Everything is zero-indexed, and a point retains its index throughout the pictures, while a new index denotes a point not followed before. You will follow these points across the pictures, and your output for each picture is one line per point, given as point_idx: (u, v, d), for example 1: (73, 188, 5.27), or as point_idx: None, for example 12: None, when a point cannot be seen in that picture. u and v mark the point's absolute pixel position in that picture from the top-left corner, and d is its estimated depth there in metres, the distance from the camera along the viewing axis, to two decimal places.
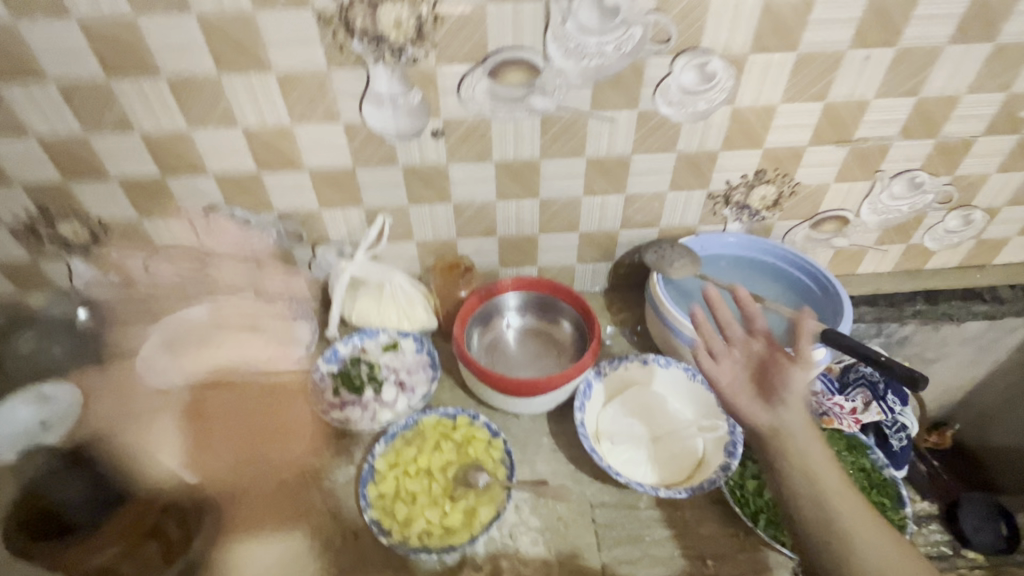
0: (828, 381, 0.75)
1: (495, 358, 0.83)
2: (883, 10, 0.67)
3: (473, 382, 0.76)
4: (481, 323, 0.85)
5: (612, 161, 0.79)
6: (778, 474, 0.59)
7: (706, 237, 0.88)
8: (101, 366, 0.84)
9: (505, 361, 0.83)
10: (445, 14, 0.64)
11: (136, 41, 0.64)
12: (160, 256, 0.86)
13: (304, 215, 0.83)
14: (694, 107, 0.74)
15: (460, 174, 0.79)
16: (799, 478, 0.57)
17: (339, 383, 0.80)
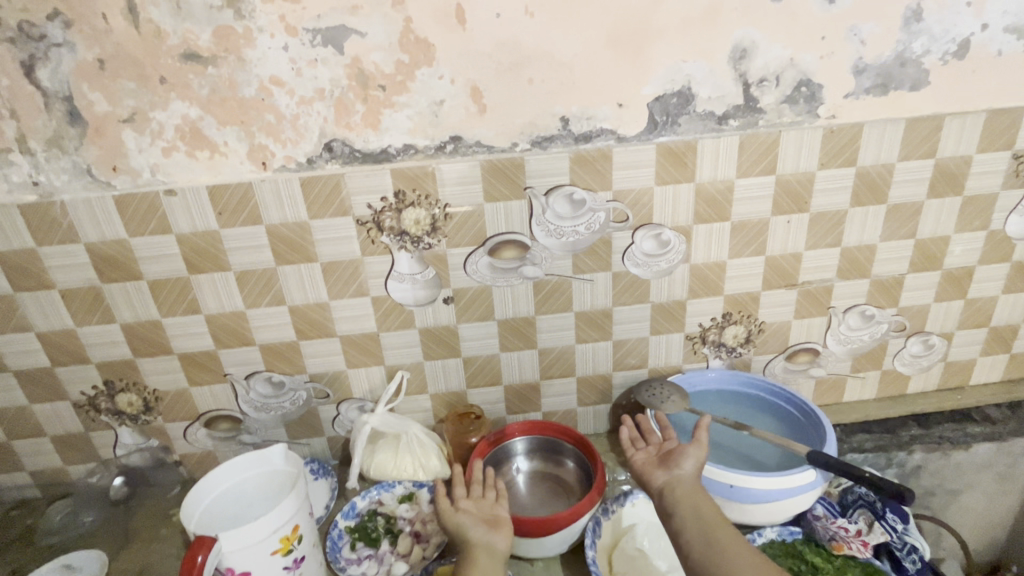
0: (828, 504, 0.77)
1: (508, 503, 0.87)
2: (789, 188, 0.87)
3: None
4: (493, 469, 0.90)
5: (597, 313, 0.93)
6: (672, 521, 0.68)
7: (692, 374, 0.97)
8: (128, 539, 0.90)
9: (518, 506, 0.87)
10: (453, 212, 0.84)
11: (217, 246, 0.83)
12: (201, 421, 0.95)
13: (332, 375, 0.94)
14: (657, 266, 0.90)
15: (468, 332, 0.92)
16: (690, 520, 0.66)
17: (356, 537, 0.84)
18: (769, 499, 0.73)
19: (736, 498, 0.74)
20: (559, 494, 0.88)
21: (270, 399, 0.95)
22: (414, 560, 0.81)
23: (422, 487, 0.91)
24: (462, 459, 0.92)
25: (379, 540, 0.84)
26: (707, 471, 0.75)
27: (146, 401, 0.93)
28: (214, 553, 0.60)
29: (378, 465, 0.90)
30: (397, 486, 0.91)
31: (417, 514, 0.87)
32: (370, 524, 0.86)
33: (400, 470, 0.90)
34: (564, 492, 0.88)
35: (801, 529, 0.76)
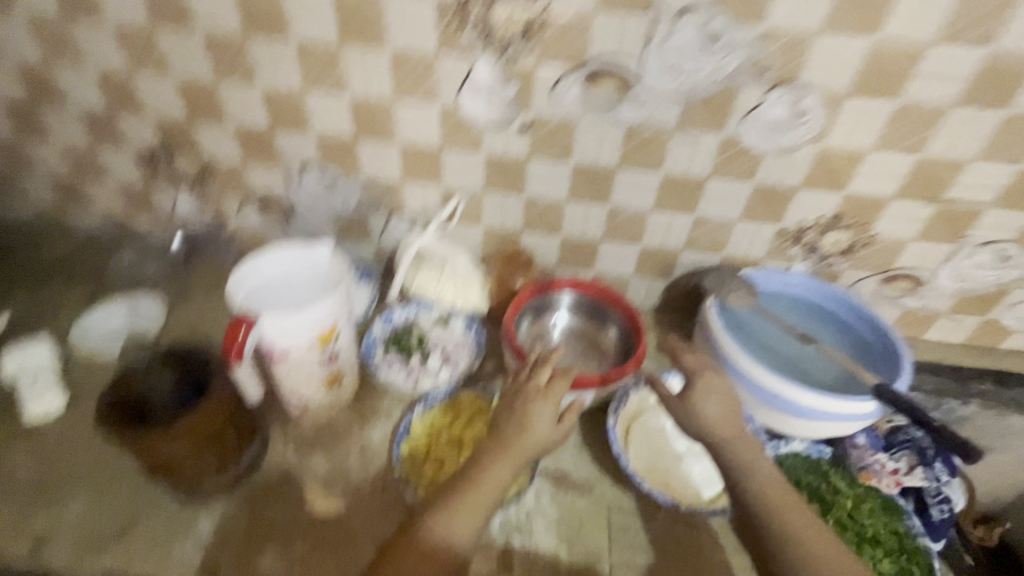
0: (873, 436, 0.72)
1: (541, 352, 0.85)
2: (997, 72, 0.65)
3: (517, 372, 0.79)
4: (531, 316, 0.88)
5: (688, 181, 0.81)
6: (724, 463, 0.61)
7: (770, 273, 0.86)
8: (185, 292, 0.95)
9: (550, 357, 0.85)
10: (556, 16, 0.67)
11: (279, 5, 0.71)
12: (254, 201, 0.94)
13: (387, 186, 0.88)
14: (780, 141, 0.74)
15: (538, 170, 0.82)
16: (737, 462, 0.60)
17: (389, 345, 0.85)
18: (810, 416, 0.70)
19: (779, 407, 0.71)
20: (591, 355, 0.86)
21: (322, 194, 0.91)
22: (442, 379, 0.81)
23: (459, 316, 0.90)
24: (504, 300, 0.90)
25: (411, 353, 0.84)
26: (758, 373, 0.71)
27: (202, 169, 0.91)
28: (255, 332, 0.61)
29: (419, 285, 0.88)
30: (433, 309, 0.90)
31: (450, 340, 0.87)
32: (404, 337, 0.87)
33: (440, 293, 0.88)
34: (597, 355, 0.86)
35: (832, 451, 0.72)
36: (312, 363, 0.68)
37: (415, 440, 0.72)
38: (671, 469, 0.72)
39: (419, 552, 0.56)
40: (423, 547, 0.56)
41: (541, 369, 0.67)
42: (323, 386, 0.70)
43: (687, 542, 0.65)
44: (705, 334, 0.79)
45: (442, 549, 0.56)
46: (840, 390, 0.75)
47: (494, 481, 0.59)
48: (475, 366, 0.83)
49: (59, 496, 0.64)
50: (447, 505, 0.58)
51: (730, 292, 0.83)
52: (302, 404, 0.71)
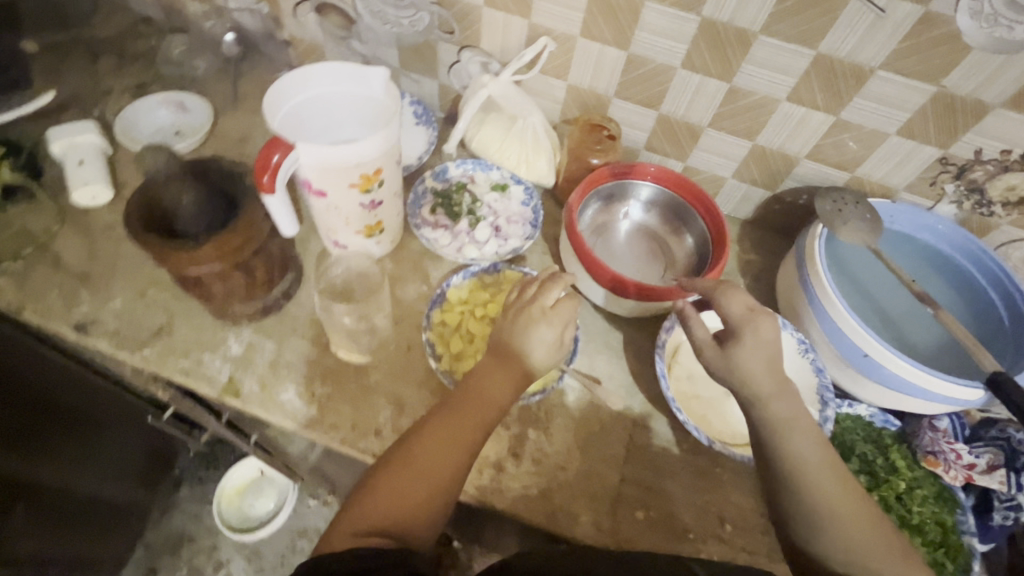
0: (958, 423, 0.62)
1: (601, 245, 0.75)
2: None
3: (570, 261, 0.70)
4: (599, 202, 0.76)
5: (847, 70, 0.61)
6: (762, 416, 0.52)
7: (904, 209, 0.70)
8: (234, 99, 0.87)
9: (609, 252, 0.75)
10: None
11: None
12: (313, 2, 0.80)
13: (463, 8, 0.73)
14: (1006, 32, 0.53)
15: (653, 19, 0.64)
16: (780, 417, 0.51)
17: (438, 202, 0.77)
18: (893, 386, 0.60)
19: (860, 368, 0.61)
20: (657, 260, 0.75)
21: (387, 7, 0.76)
22: (488, 251, 0.74)
23: (519, 184, 0.80)
24: (572, 176, 0.78)
25: (459, 216, 0.76)
26: (851, 327, 0.60)
27: None
28: (292, 160, 0.54)
29: (482, 140, 0.79)
30: (494, 171, 0.80)
31: (504, 210, 0.78)
32: (455, 197, 0.78)
33: (502, 156, 0.79)
34: (663, 262, 0.75)
35: (900, 425, 0.64)
36: (350, 208, 0.61)
37: (448, 309, 0.67)
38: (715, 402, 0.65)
39: (407, 477, 0.50)
40: (411, 473, 0.50)
41: (550, 288, 0.58)
42: (363, 233, 0.65)
43: (708, 477, 0.61)
44: (800, 265, 0.67)
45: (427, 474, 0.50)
46: (941, 365, 0.63)
47: (483, 407, 0.53)
48: (526, 245, 0.75)
49: (105, 286, 0.66)
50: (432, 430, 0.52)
51: (846, 223, 0.68)
52: (340, 247, 0.67)
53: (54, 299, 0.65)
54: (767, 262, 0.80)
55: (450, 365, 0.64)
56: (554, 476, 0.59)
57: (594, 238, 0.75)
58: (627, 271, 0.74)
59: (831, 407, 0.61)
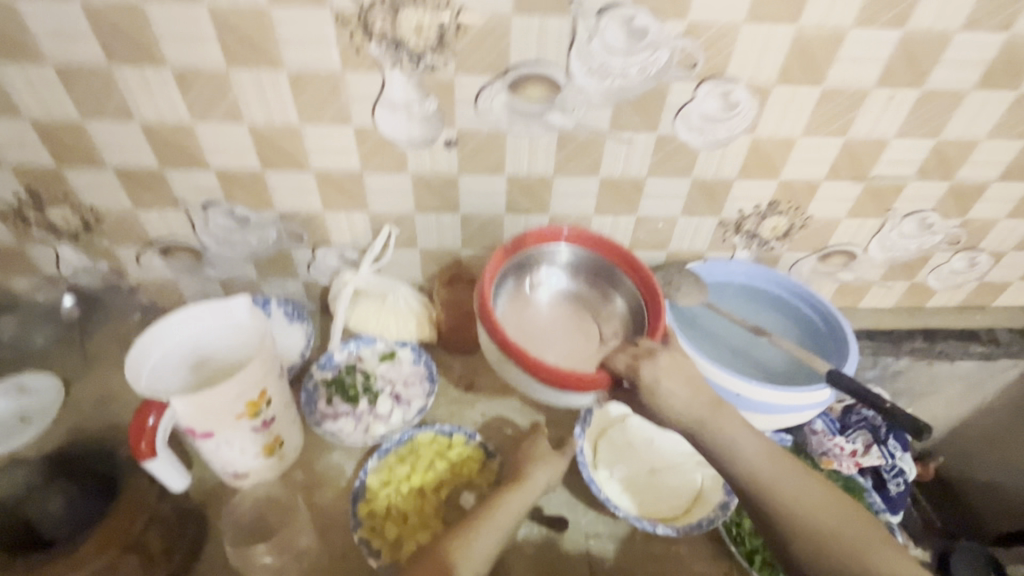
0: (828, 420, 0.73)
1: (527, 327, 0.76)
2: (911, 51, 0.66)
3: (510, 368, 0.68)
4: (504, 286, 0.76)
5: (627, 183, 0.78)
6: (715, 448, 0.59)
7: (713, 263, 0.87)
8: (86, 361, 0.83)
9: (538, 330, 0.76)
10: (468, 23, 0.62)
11: (141, 28, 0.61)
12: (155, 248, 0.83)
13: (306, 217, 0.80)
14: (714, 135, 0.73)
15: (470, 186, 0.77)
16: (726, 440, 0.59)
17: (332, 390, 0.78)
18: (771, 411, 0.70)
19: (739, 406, 0.71)
20: (583, 319, 0.78)
21: (233, 233, 0.81)
22: (395, 422, 0.75)
23: (405, 347, 0.84)
24: (452, 327, 0.84)
25: (357, 398, 0.77)
26: (717, 376, 0.70)
27: (85, 220, 0.79)
28: (170, 416, 0.54)
29: (358, 318, 0.82)
30: (377, 342, 0.84)
31: (398, 376, 0.81)
32: (348, 379, 0.79)
33: (382, 328, 0.82)
34: (592, 315, 0.78)
35: (792, 439, 0.73)
36: (242, 436, 0.60)
37: (373, 498, 0.66)
38: (651, 481, 0.70)
39: None
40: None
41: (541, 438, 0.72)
42: (261, 454, 0.63)
43: (663, 558, 0.65)
44: None
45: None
46: (791, 375, 0.78)
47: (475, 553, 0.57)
48: (429, 403, 0.77)
49: None
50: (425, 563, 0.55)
51: (683, 292, 0.82)
52: (240, 476, 0.63)
53: None
54: None
55: (392, 557, 0.62)
56: None
57: (517, 323, 0.76)
58: (564, 343, 0.75)
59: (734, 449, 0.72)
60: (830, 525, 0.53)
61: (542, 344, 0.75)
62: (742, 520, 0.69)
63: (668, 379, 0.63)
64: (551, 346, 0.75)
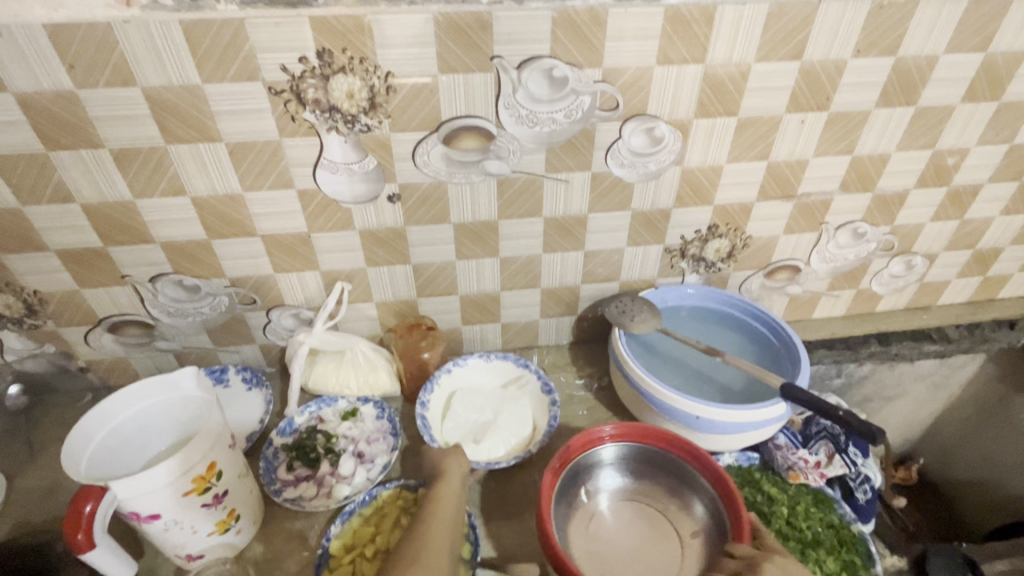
0: (790, 434, 0.73)
1: (594, 545, 0.67)
2: (813, 78, 0.71)
3: None
4: (561, 508, 0.68)
5: (570, 220, 0.81)
6: None
7: (666, 289, 0.89)
8: (33, 451, 0.80)
9: (608, 546, 0.68)
10: (398, 85, 0.65)
11: (77, 115, 0.62)
12: (103, 326, 0.81)
13: (257, 281, 0.80)
14: (645, 168, 0.76)
15: (419, 236, 0.79)
16: None
17: (293, 456, 0.75)
18: (733, 431, 0.71)
19: (700, 429, 0.71)
20: (654, 521, 0.70)
21: (184, 303, 0.81)
22: (359, 482, 0.73)
23: (367, 402, 0.83)
24: (416, 373, 0.84)
25: (318, 460, 0.75)
26: (675, 400, 0.71)
27: (28, 304, 0.77)
28: (107, 502, 0.51)
29: (317, 378, 0.82)
30: (339, 401, 0.82)
31: (362, 432, 0.79)
32: (308, 442, 0.77)
33: (343, 385, 0.82)
34: (663, 516, 0.70)
35: (759, 456, 0.74)
36: (193, 514, 0.58)
37: (338, 565, 0.64)
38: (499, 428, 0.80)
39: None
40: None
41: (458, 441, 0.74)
42: (215, 531, 0.61)
43: None
44: (621, 367, 0.79)
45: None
46: (749, 391, 0.79)
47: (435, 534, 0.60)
48: (394, 456, 0.76)
49: None
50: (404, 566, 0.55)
51: (636, 320, 0.83)
52: (194, 558, 0.62)
53: None
54: (604, 370, 0.93)
55: None
56: None
57: (582, 541, 0.68)
58: (638, 558, 0.67)
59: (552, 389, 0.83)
60: None
61: (614, 560, 0.66)
62: None
63: None
64: (626, 566, 0.66)
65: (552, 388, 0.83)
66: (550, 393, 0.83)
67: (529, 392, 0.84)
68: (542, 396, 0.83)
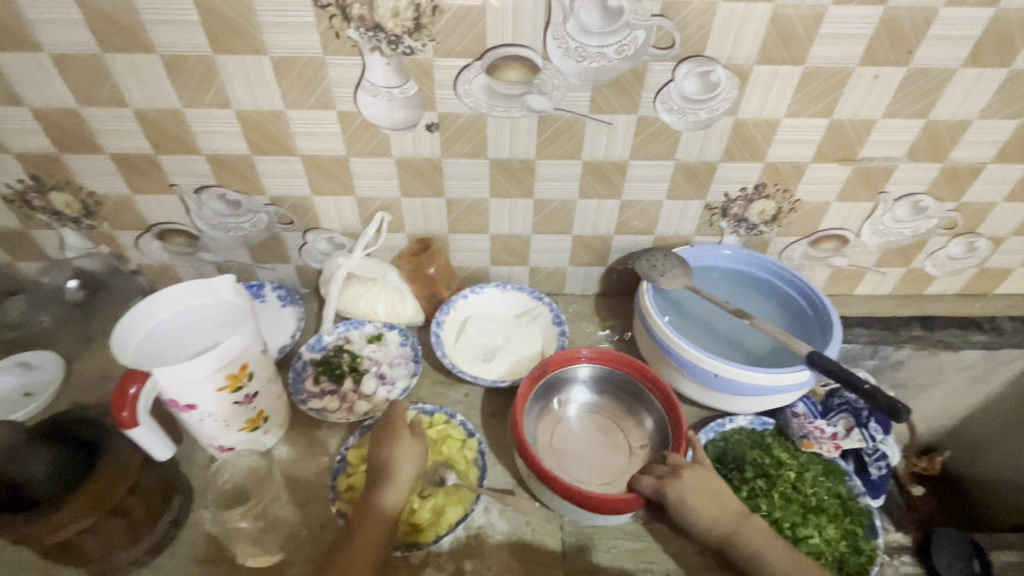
0: (810, 404, 0.73)
1: (555, 448, 0.70)
2: (896, 28, 0.65)
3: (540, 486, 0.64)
4: (532, 410, 0.71)
5: (610, 166, 0.78)
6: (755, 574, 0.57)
7: (701, 249, 0.86)
8: (89, 341, 0.87)
9: (566, 450, 0.70)
10: (445, 6, 0.62)
11: (130, 18, 0.63)
12: (152, 232, 0.86)
13: (295, 201, 0.82)
14: (696, 116, 0.72)
15: (454, 169, 0.78)
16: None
17: (320, 371, 0.79)
18: (749, 393, 0.70)
19: (717, 387, 0.71)
20: (613, 433, 0.71)
21: (226, 217, 0.84)
22: (379, 401, 0.77)
23: (393, 329, 0.85)
24: (428, 296, 0.86)
25: (343, 376, 0.79)
26: (695, 357, 0.70)
27: (86, 205, 0.82)
28: (150, 386, 0.55)
29: (347, 301, 0.84)
30: (366, 325, 0.86)
31: (385, 356, 0.82)
32: (335, 360, 0.81)
33: (371, 310, 0.84)
34: (618, 429, 0.71)
35: (774, 422, 0.73)
36: (224, 408, 0.62)
37: (353, 471, 0.68)
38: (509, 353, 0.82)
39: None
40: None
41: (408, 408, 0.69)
42: (244, 428, 0.66)
43: (641, 536, 0.65)
44: (644, 320, 0.78)
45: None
46: (774, 358, 0.78)
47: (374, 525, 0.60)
48: (414, 381, 0.79)
49: None
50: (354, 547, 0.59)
51: (666, 275, 0.81)
52: (226, 450, 0.67)
53: None
54: (628, 324, 0.92)
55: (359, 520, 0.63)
56: None
57: (544, 442, 0.70)
58: (591, 464, 0.69)
59: (564, 321, 0.84)
60: None
61: (568, 463, 0.69)
62: None
63: (695, 500, 0.58)
64: (579, 466, 0.69)
65: (563, 319, 0.84)
66: (561, 326, 0.84)
67: (541, 321, 0.86)
68: (554, 328, 0.85)
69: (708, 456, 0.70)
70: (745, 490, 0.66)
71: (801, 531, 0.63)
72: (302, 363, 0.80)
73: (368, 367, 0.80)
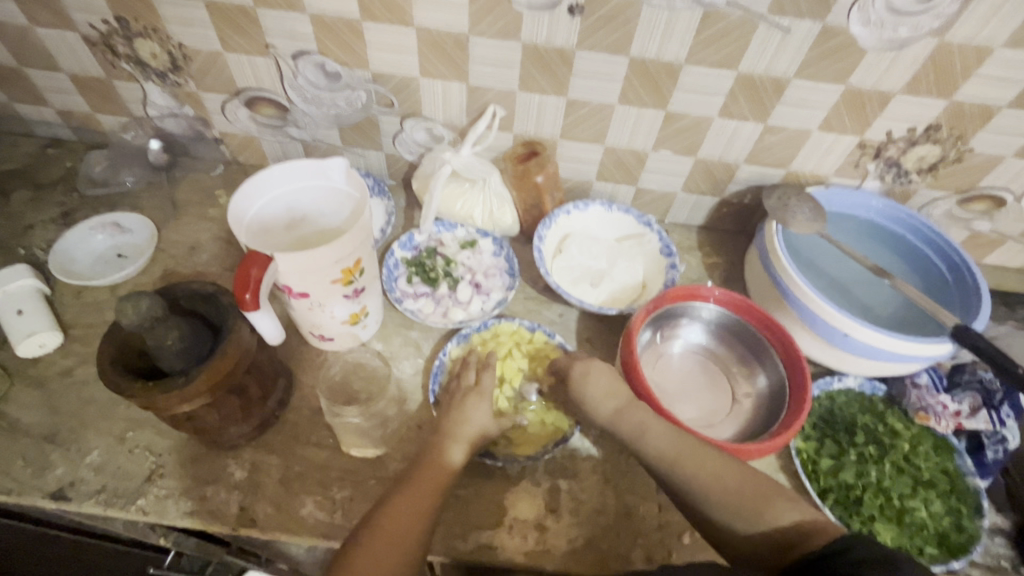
0: (935, 376, 0.69)
1: (657, 380, 0.68)
2: None
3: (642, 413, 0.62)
4: (642, 338, 0.68)
5: (766, 84, 0.67)
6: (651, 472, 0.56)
7: (837, 191, 0.77)
8: (174, 208, 0.84)
9: (668, 384, 0.68)
10: None
11: None
12: (241, 99, 0.79)
13: (401, 81, 0.73)
14: (892, 32, 0.61)
15: (587, 66, 0.68)
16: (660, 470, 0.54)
17: (413, 272, 0.77)
18: (875, 358, 0.65)
19: (843, 347, 0.66)
20: (718, 378, 0.69)
21: (322, 91, 0.76)
22: (474, 310, 0.74)
23: (487, 237, 0.81)
24: (528, 207, 0.80)
25: (437, 281, 0.76)
26: (826, 313, 0.65)
27: (173, 58, 0.74)
28: (270, 272, 0.52)
29: (443, 201, 0.79)
30: (458, 229, 0.81)
31: (479, 264, 0.78)
32: (428, 263, 0.77)
33: (467, 214, 0.79)
34: (723, 376, 0.69)
35: (886, 389, 0.70)
36: (334, 301, 0.60)
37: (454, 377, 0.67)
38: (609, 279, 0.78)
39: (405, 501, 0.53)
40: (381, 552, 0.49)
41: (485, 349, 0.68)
42: (347, 321, 0.64)
43: None
44: (768, 264, 0.71)
45: (401, 537, 0.50)
46: (901, 325, 0.72)
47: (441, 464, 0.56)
48: (509, 295, 0.75)
49: (76, 441, 0.61)
50: (421, 477, 0.55)
51: (800, 219, 0.73)
52: (328, 339, 0.66)
53: (20, 469, 0.59)
54: (731, 263, 0.86)
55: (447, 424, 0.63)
56: (595, 522, 0.60)
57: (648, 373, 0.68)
58: (692, 402, 0.67)
59: (674, 252, 0.77)
60: (740, 500, 0.50)
61: (670, 397, 0.67)
62: (821, 457, 0.64)
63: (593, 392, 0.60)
64: (680, 402, 0.67)
65: (673, 250, 0.77)
66: (670, 258, 0.77)
67: (645, 249, 0.80)
68: (660, 258, 0.79)
69: (815, 414, 0.68)
70: (854, 454, 0.64)
71: (908, 503, 0.61)
72: (391, 259, 0.77)
73: (462, 274, 0.77)
